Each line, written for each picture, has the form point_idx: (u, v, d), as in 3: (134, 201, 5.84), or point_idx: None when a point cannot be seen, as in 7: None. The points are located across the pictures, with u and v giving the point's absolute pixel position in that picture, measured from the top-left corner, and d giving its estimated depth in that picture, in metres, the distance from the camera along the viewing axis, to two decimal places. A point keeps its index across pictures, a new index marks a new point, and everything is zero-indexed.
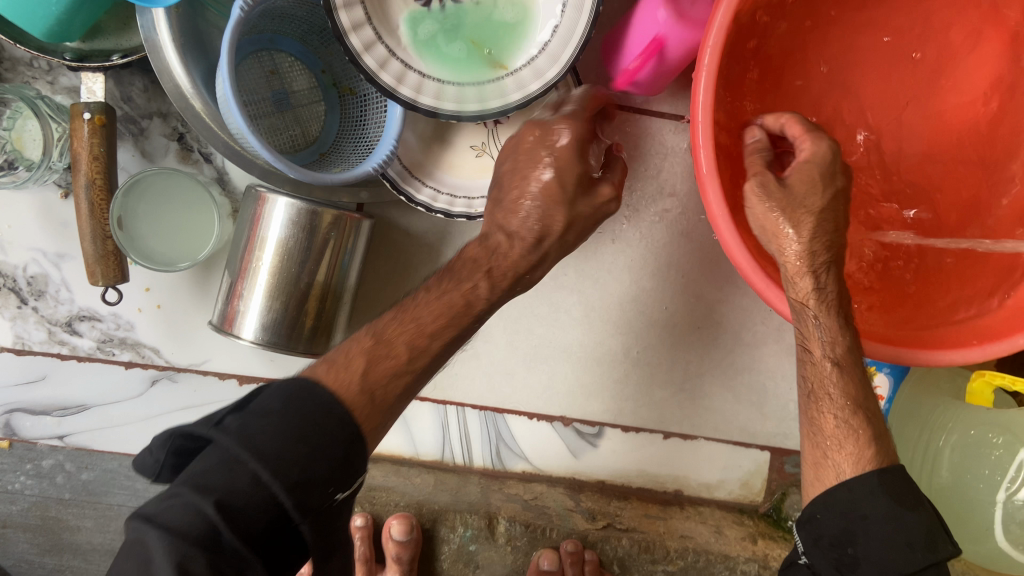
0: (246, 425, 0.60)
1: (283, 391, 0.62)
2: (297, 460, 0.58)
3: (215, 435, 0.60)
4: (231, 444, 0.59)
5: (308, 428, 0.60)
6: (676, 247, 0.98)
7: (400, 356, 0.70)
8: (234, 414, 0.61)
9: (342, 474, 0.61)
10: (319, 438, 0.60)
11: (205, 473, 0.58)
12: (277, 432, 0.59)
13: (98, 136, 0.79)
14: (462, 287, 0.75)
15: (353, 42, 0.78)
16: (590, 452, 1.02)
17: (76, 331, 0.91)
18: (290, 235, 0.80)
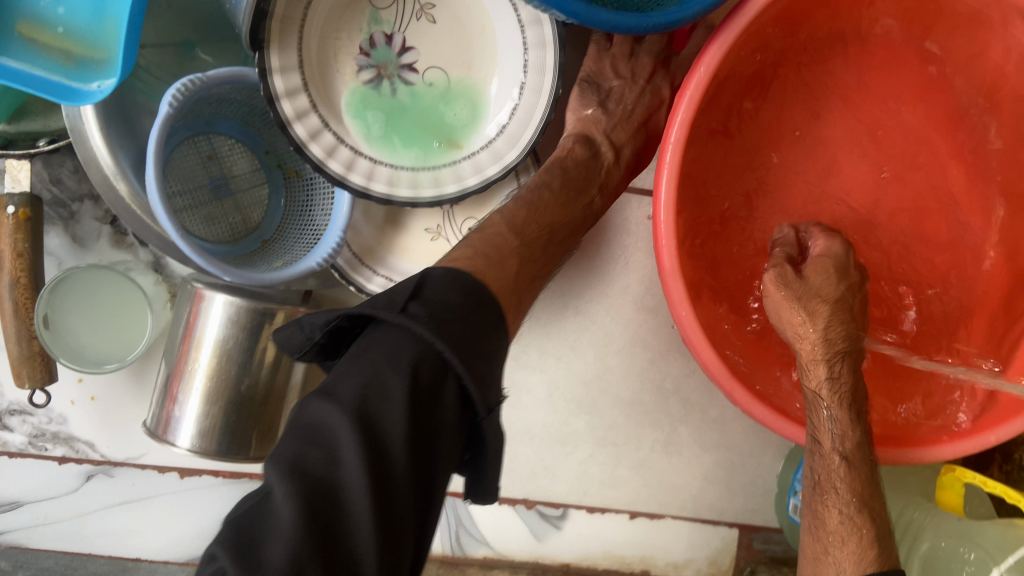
0: (431, 314, 0.53)
1: (447, 272, 0.57)
2: (478, 351, 0.53)
3: (404, 303, 0.53)
4: (412, 323, 0.52)
5: (469, 296, 0.56)
6: (642, 323, 0.94)
7: (528, 246, 0.68)
8: (410, 300, 0.54)
9: (495, 339, 0.56)
10: (479, 310, 0.56)
11: (382, 352, 0.51)
12: (459, 308, 0.54)
13: (23, 231, 0.74)
14: (585, 199, 0.75)
15: (297, 130, 0.73)
16: (555, 535, 0.98)
17: (5, 426, 0.86)
18: (229, 334, 0.75)
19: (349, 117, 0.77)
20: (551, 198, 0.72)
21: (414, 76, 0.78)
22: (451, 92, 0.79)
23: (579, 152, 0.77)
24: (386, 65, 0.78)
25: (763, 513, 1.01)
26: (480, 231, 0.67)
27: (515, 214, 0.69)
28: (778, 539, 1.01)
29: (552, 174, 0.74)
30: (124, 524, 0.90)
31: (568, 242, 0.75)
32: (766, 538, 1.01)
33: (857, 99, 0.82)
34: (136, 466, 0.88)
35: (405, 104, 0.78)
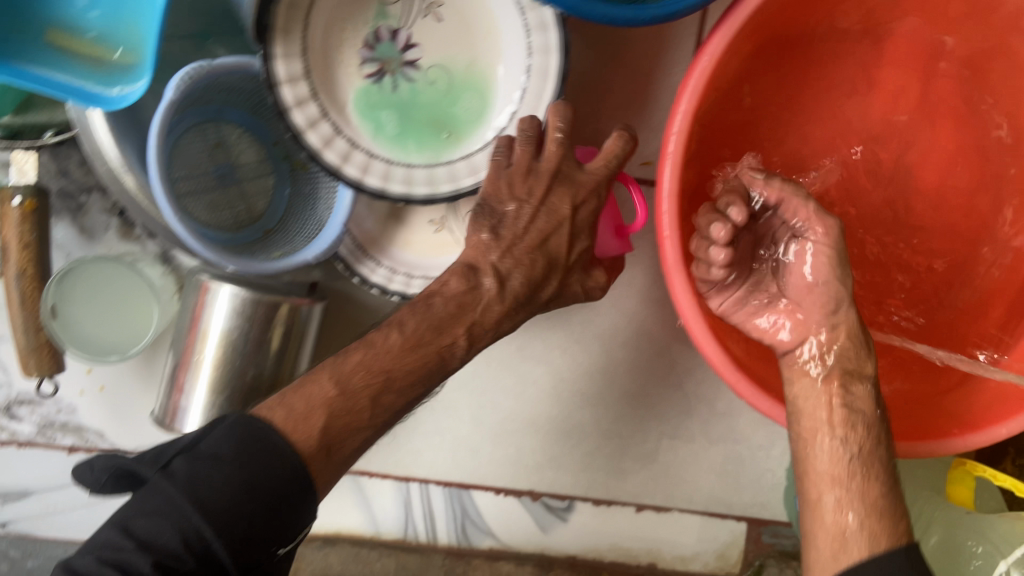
0: (194, 471, 0.58)
1: (245, 435, 0.59)
2: (242, 515, 0.57)
3: (161, 475, 0.59)
4: (177, 492, 0.57)
5: (257, 481, 0.57)
6: (649, 315, 0.93)
7: (351, 397, 0.62)
8: (181, 457, 0.59)
9: (283, 523, 0.59)
10: (268, 494, 0.58)
11: (143, 514, 0.57)
12: (232, 490, 0.57)
13: (29, 223, 0.75)
14: (440, 342, 0.67)
15: (296, 118, 0.73)
16: (559, 527, 0.98)
17: (15, 416, 0.87)
18: (233, 326, 0.75)
19: (353, 112, 0.77)
20: (401, 351, 0.65)
21: (416, 72, 0.77)
22: (456, 87, 0.78)
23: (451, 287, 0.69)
24: (390, 61, 0.77)
25: (771, 507, 1.00)
26: (296, 387, 0.62)
27: (341, 366, 0.64)
28: (787, 533, 1.00)
29: (413, 312, 0.68)
30: None
31: (419, 391, 0.67)
32: (775, 532, 1.00)
33: (842, 96, 0.84)
34: None
35: (409, 100, 0.78)
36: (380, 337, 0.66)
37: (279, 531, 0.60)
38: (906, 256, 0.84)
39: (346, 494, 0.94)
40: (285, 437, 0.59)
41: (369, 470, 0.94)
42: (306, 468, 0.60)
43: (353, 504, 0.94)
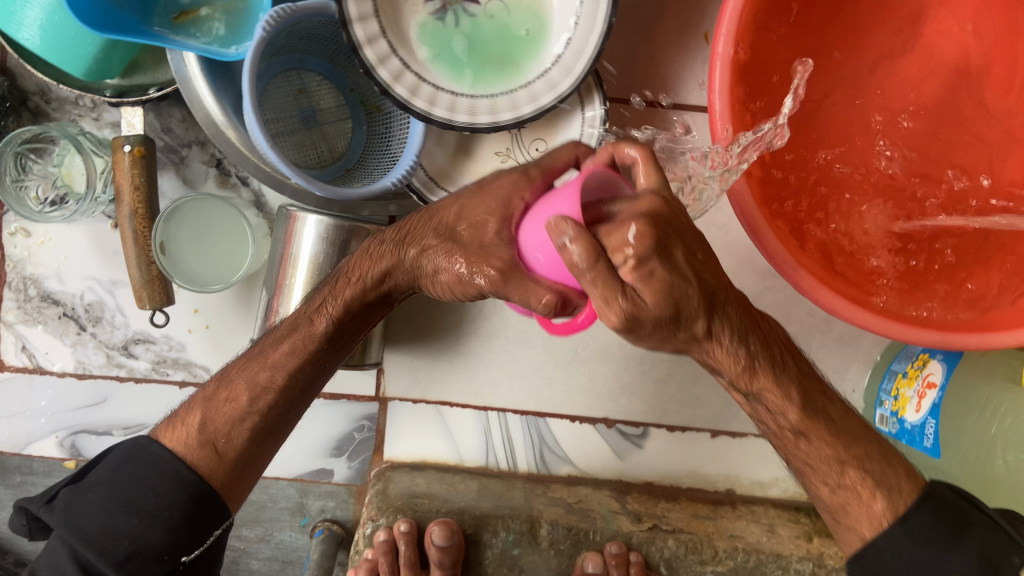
0: (71, 502, 0.71)
1: (154, 461, 0.72)
2: (124, 531, 0.69)
3: (48, 511, 0.70)
4: (58, 526, 0.69)
5: (135, 500, 0.70)
6: (712, 239, 0.97)
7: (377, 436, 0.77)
8: (67, 489, 0.72)
9: (194, 531, 0.71)
10: (154, 513, 0.69)
11: (71, 510, 0.70)
12: (102, 511, 0.69)
13: (138, 167, 0.82)
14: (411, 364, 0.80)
15: (368, 54, 0.79)
16: (636, 453, 1.00)
17: (132, 354, 0.95)
18: (321, 250, 0.83)
19: (421, 51, 0.83)
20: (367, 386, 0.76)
21: (476, 7, 0.83)
22: (514, 21, 0.84)
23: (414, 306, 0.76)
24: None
25: None
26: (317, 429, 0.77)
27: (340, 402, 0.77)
28: None
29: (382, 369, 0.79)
30: None
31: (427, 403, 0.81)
32: None
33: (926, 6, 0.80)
34: None
35: (470, 35, 0.84)
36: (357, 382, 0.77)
37: (179, 533, 0.70)
38: (993, 163, 0.79)
39: (429, 421, 0.99)
40: (169, 450, 0.72)
41: (449, 399, 0.99)
42: (191, 477, 0.71)
43: (435, 434, 0.99)
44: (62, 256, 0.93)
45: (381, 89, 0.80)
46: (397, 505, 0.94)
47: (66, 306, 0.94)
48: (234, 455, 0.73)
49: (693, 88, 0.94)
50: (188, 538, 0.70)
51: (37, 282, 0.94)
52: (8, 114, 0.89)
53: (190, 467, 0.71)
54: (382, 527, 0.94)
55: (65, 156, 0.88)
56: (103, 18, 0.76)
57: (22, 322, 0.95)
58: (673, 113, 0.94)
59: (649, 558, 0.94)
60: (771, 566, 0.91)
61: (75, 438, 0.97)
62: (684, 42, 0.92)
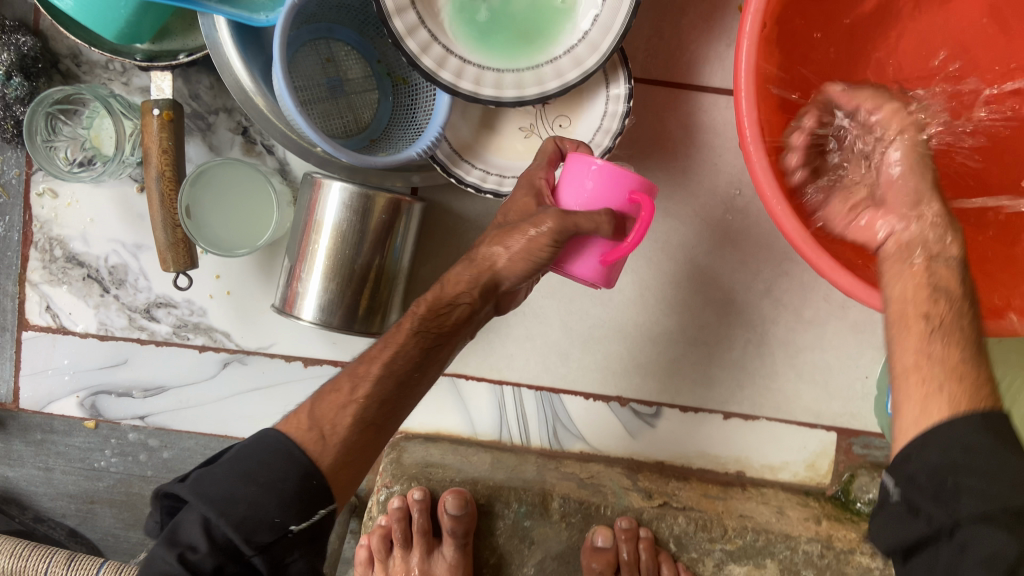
0: (200, 480, 0.69)
1: (271, 443, 0.70)
2: (245, 496, 0.67)
3: (183, 484, 0.69)
4: (192, 497, 0.68)
5: (255, 469, 0.68)
6: (732, 221, 0.97)
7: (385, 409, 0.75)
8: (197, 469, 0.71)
9: (305, 504, 0.69)
10: (272, 482, 0.68)
11: (204, 484, 0.68)
12: (227, 479, 0.68)
13: (166, 130, 0.83)
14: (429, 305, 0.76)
15: (397, 25, 0.79)
16: (647, 432, 1.01)
17: (153, 317, 0.97)
18: (344, 218, 0.84)
19: (450, 23, 0.83)
20: (387, 351, 0.75)
21: None
22: None
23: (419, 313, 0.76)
24: None
25: (861, 417, 1.00)
26: (325, 395, 0.74)
27: (355, 370, 0.74)
28: (878, 444, 1.01)
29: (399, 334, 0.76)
30: (256, 409, 1.00)
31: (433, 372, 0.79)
32: (867, 443, 1.01)
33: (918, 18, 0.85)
34: (266, 355, 0.98)
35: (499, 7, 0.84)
36: (374, 352, 0.75)
37: (291, 505, 0.68)
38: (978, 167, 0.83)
39: (444, 393, 1.00)
40: (283, 433, 0.71)
41: (465, 373, 1.00)
42: (303, 452, 0.69)
43: (449, 406, 1.00)
44: (88, 218, 0.95)
45: (408, 61, 0.80)
46: (411, 473, 0.95)
47: (91, 268, 0.96)
48: (341, 442, 0.71)
49: (718, 70, 0.94)
50: (300, 507, 0.68)
51: (63, 243, 0.95)
52: (39, 75, 0.90)
53: (296, 442, 0.70)
54: (397, 493, 0.95)
55: (93, 119, 0.90)
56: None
57: (47, 281, 0.96)
58: (696, 95, 0.94)
59: (659, 534, 0.95)
60: (779, 547, 0.91)
61: (96, 399, 0.99)
62: (711, 23, 0.92)
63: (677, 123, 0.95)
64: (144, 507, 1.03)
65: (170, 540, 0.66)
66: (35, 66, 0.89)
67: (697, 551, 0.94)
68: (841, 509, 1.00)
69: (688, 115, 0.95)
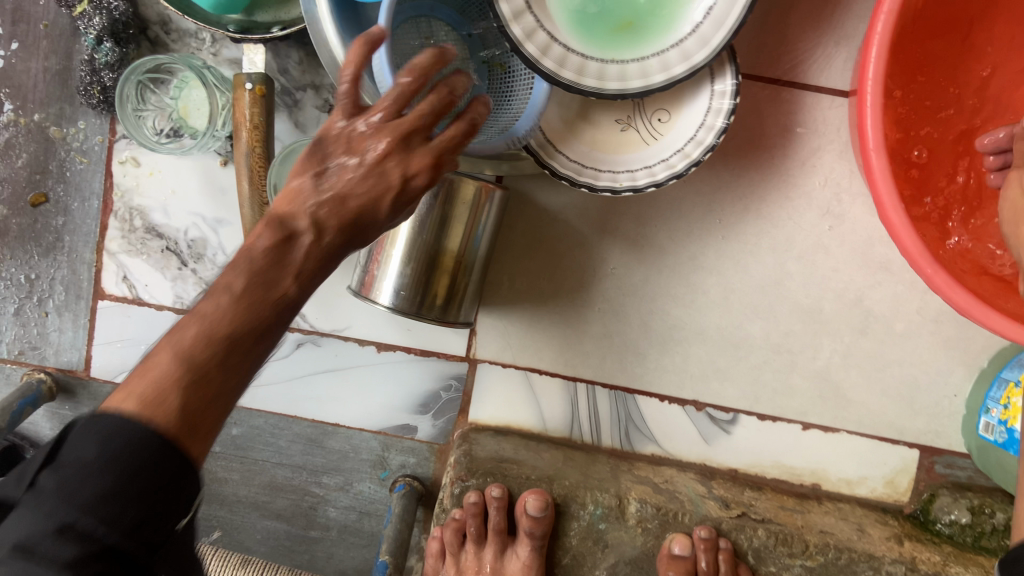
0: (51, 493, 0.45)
1: (105, 433, 0.46)
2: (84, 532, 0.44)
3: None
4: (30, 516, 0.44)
5: (119, 453, 0.45)
6: (826, 227, 0.93)
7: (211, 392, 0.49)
8: (45, 472, 0.46)
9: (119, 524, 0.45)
10: (122, 452, 0.45)
11: None
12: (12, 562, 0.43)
13: (257, 106, 0.81)
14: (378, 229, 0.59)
15: (503, 9, 0.76)
16: (724, 439, 0.99)
17: None
18: (427, 204, 0.81)
19: (560, 11, 0.80)
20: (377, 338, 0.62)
21: None
22: None
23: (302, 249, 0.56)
24: None
25: (946, 435, 0.97)
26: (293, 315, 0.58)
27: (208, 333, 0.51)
28: (962, 464, 0.98)
29: None
30: (325, 391, 0.99)
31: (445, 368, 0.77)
32: (949, 463, 0.98)
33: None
34: (340, 337, 0.97)
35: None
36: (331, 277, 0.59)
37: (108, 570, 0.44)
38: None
39: (516, 386, 0.98)
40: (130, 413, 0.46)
41: (539, 367, 0.98)
42: None
43: (522, 400, 0.99)
44: (170, 190, 0.94)
45: (512, 47, 0.77)
46: (487, 468, 0.92)
47: (170, 240, 0.95)
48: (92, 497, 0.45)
49: (823, 69, 0.90)
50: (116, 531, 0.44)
51: (143, 214, 0.94)
52: (129, 42, 0.89)
53: None
54: (472, 488, 0.92)
55: (182, 89, 0.88)
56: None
57: (125, 251, 0.95)
58: (798, 94, 0.90)
59: (736, 545, 0.91)
60: (862, 566, 0.88)
61: None
62: (820, 19, 0.88)
63: (776, 122, 0.91)
64: (210, 482, 1.03)
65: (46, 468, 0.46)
66: (125, 32, 0.88)
67: (775, 565, 0.91)
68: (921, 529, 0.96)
69: (789, 116, 0.91)
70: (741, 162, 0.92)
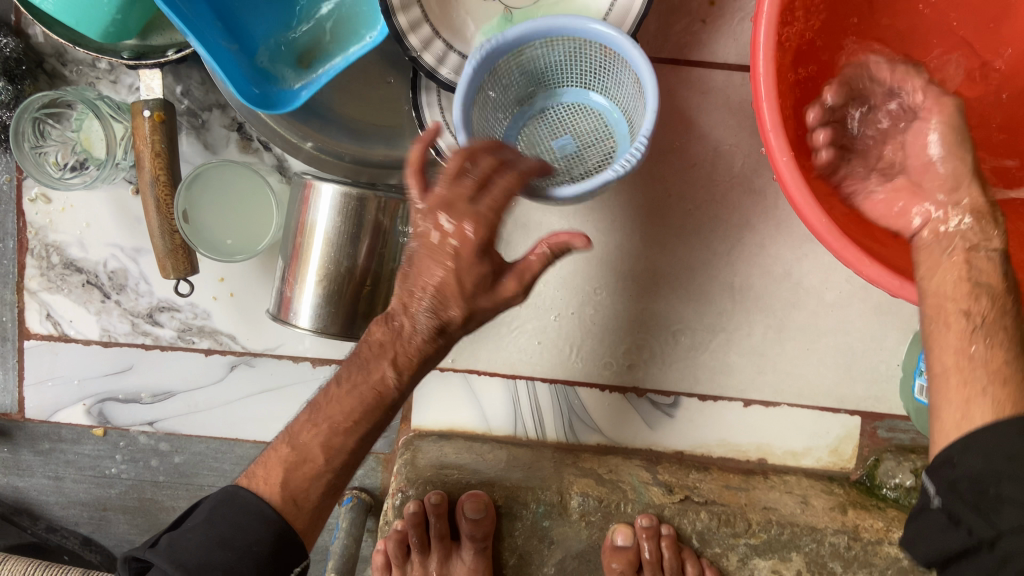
0: (174, 544, 0.66)
1: (244, 506, 0.67)
2: (221, 564, 0.64)
3: (154, 548, 0.66)
4: (162, 562, 0.64)
5: (230, 536, 0.66)
6: (749, 204, 0.92)
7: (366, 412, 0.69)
8: (165, 533, 0.68)
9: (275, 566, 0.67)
10: (245, 547, 0.65)
11: (190, 555, 0.64)
12: (202, 544, 0.65)
13: (159, 133, 0.78)
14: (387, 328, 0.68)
15: (412, 41, 0.74)
16: (667, 423, 0.99)
17: (156, 322, 0.94)
18: (337, 220, 0.79)
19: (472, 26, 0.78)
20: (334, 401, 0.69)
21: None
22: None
23: (372, 332, 0.68)
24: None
25: (886, 399, 0.97)
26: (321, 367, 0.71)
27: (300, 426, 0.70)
28: (904, 427, 0.98)
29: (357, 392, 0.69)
30: (265, 412, 0.98)
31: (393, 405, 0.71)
32: (891, 426, 0.98)
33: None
34: (273, 356, 0.96)
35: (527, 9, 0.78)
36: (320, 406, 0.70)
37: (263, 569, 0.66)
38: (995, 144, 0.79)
39: (456, 389, 0.98)
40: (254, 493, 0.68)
41: (477, 368, 0.97)
42: (275, 513, 0.67)
43: (462, 402, 0.98)
44: (84, 223, 0.91)
45: (424, 74, 0.76)
46: (427, 477, 0.93)
47: (89, 274, 0.93)
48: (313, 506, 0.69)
49: (732, 45, 0.88)
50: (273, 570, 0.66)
51: (60, 250, 0.92)
52: (25, 78, 0.86)
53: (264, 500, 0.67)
54: (412, 498, 0.93)
55: (82, 121, 0.86)
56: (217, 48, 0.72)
57: (45, 289, 0.93)
58: (707, 73, 0.89)
59: (681, 530, 0.93)
60: (805, 540, 0.89)
61: (103, 406, 0.98)
62: None
63: (690, 105, 0.89)
64: (158, 511, 1.03)
65: (175, 559, 0.64)
66: (19, 68, 0.85)
67: (721, 546, 0.92)
68: (867, 494, 0.97)
69: (701, 96, 0.89)
70: (658, 148, 0.91)
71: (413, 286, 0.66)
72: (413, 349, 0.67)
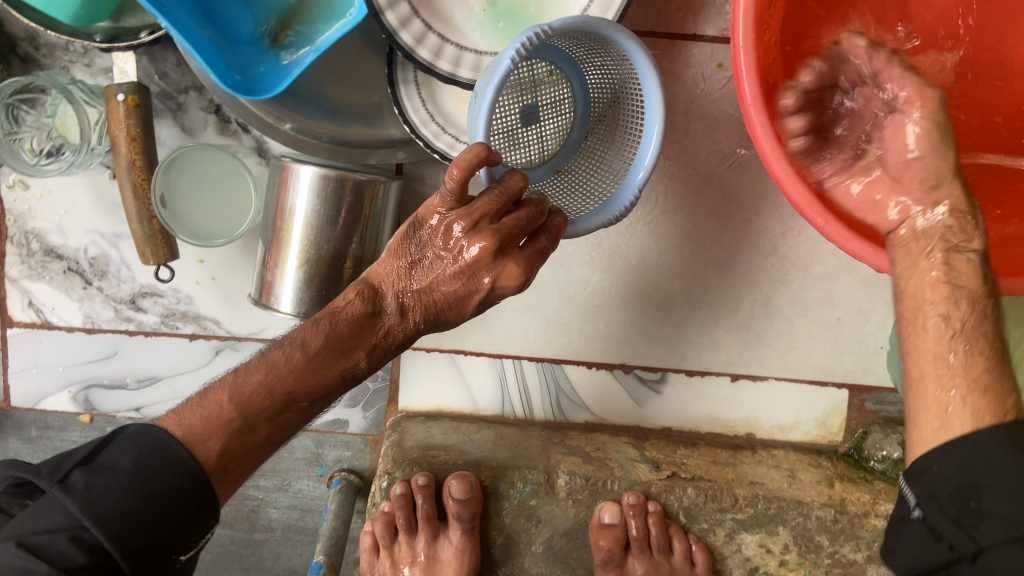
0: (92, 486, 0.60)
1: (179, 463, 0.62)
2: (139, 525, 0.60)
3: (65, 487, 0.59)
4: (77, 507, 0.58)
5: (159, 492, 0.61)
6: (734, 178, 0.91)
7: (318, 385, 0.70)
8: (80, 469, 0.61)
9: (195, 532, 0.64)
10: (173, 506, 0.61)
11: (103, 507, 0.59)
12: (126, 496, 0.60)
13: (133, 117, 0.77)
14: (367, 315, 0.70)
15: (389, 19, 0.73)
16: (655, 400, 0.99)
17: (140, 307, 0.94)
18: (317, 203, 0.78)
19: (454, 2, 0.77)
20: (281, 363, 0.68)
21: None
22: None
23: (354, 307, 0.70)
24: None
25: (873, 372, 0.97)
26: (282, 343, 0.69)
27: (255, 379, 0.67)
28: (892, 399, 0.98)
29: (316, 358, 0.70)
30: None
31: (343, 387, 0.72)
32: (879, 399, 0.98)
33: None
34: (258, 340, 0.96)
35: None
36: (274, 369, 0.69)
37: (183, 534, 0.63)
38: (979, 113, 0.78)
39: (443, 370, 0.98)
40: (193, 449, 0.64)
41: (463, 348, 0.97)
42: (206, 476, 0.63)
43: (448, 382, 0.98)
44: (62, 209, 0.90)
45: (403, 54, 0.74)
46: (413, 458, 0.93)
47: (70, 261, 0.92)
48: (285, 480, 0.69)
49: (716, 16, 0.86)
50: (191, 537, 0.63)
51: (40, 237, 0.91)
52: None
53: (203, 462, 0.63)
54: (400, 480, 0.93)
55: (57, 106, 0.84)
56: (197, 37, 0.70)
57: (26, 277, 0.93)
58: (690, 46, 0.87)
59: (668, 507, 0.93)
60: (791, 514, 0.90)
61: (89, 393, 0.98)
62: None
63: (675, 78, 0.88)
64: None
65: (88, 511, 0.58)
66: None
67: (708, 522, 0.93)
68: (855, 467, 0.97)
69: (684, 70, 0.88)
70: None
71: (410, 270, 0.70)
72: (390, 345, 0.73)
